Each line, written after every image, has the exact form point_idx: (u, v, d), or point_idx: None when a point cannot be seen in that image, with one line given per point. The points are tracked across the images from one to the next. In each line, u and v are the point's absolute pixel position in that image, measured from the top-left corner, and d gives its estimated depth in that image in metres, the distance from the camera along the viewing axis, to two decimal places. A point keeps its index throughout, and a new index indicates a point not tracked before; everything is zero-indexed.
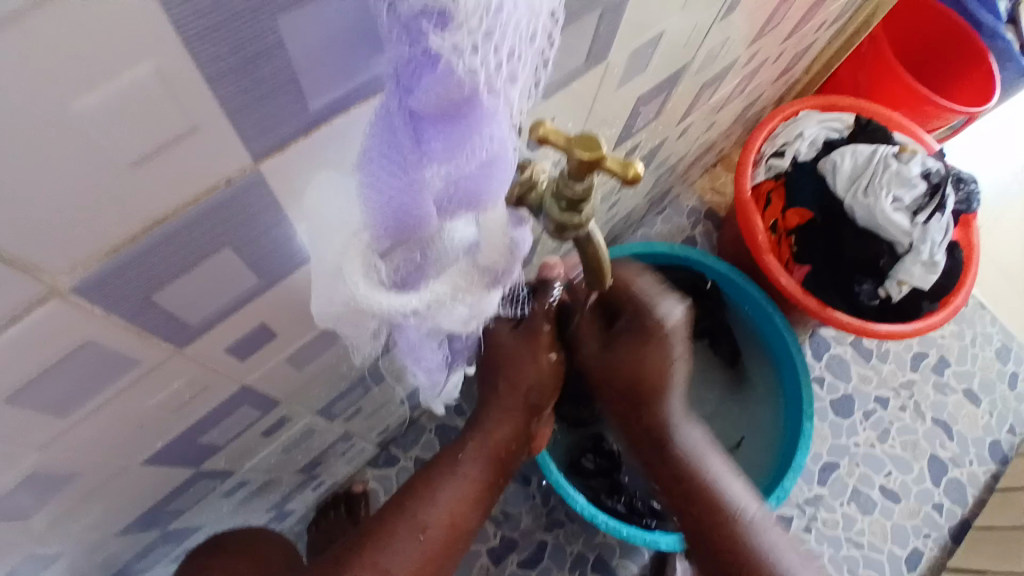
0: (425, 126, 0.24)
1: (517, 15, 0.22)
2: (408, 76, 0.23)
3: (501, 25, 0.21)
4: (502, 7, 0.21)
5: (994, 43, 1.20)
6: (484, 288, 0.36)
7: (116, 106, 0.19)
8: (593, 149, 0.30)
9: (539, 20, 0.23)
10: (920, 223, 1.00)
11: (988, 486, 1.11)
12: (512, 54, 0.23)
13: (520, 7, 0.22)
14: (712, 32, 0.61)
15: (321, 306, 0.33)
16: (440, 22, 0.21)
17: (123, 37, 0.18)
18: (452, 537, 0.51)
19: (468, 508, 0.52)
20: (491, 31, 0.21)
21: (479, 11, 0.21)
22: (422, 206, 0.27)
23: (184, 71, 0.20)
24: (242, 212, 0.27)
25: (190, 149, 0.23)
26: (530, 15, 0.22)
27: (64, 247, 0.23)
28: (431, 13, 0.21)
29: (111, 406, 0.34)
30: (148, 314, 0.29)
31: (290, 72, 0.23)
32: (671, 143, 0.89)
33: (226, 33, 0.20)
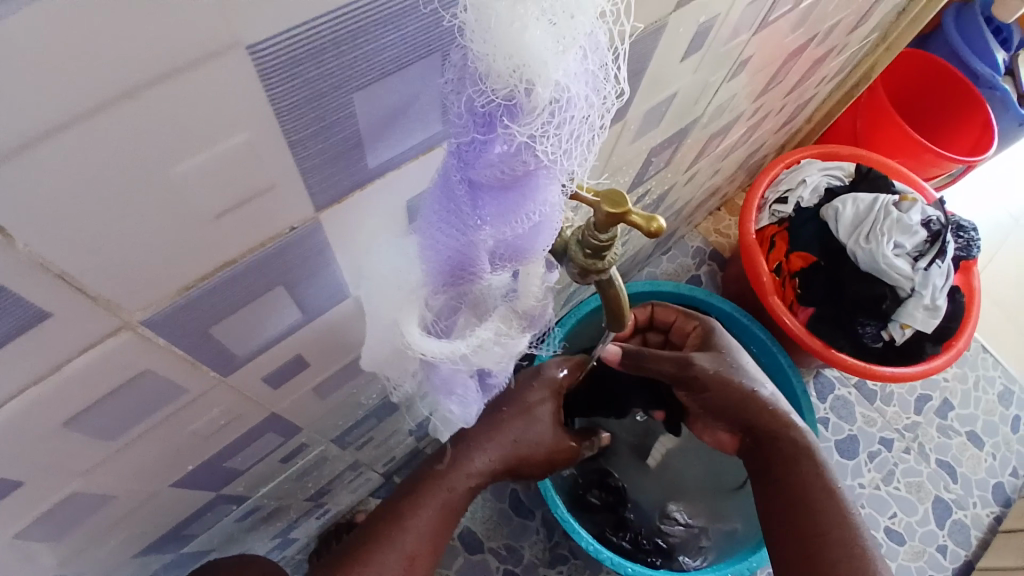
0: (484, 195, 0.27)
1: (579, 110, 0.24)
2: (472, 152, 0.26)
3: (568, 118, 0.24)
4: (569, 103, 0.24)
5: (992, 93, 1.27)
6: (519, 332, 0.38)
7: (208, 168, 0.22)
8: (618, 204, 0.33)
9: (597, 114, 0.26)
10: (921, 268, 1.04)
11: (992, 528, 1.11)
12: (574, 142, 0.26)
13: (582, 102, 0.24)
14: (721, 88, 0.64)
15: (372, 356, 0.36)
16: (510, 113, 0.24)
17: (224, 112, 0.21)
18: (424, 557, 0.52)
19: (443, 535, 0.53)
20: (558, 123, 0.24)
21: (548, 107, 0.23)
22: (475, 258, 0.30)
23: (268, 140, 0.23)
24: (297, 255, 0.30)
25: (266, 202, 0.25)
26: (590, 108, 0.25)
27: (144, 286, 0.25)
28: (505, 106, 0.24)
29: (153, 432, 0.36)
30: (204, 346, 0.31)
31: (356, 138, 0.26)
32: (679, 188, 0.92)
33: (308, 110, 0.23)
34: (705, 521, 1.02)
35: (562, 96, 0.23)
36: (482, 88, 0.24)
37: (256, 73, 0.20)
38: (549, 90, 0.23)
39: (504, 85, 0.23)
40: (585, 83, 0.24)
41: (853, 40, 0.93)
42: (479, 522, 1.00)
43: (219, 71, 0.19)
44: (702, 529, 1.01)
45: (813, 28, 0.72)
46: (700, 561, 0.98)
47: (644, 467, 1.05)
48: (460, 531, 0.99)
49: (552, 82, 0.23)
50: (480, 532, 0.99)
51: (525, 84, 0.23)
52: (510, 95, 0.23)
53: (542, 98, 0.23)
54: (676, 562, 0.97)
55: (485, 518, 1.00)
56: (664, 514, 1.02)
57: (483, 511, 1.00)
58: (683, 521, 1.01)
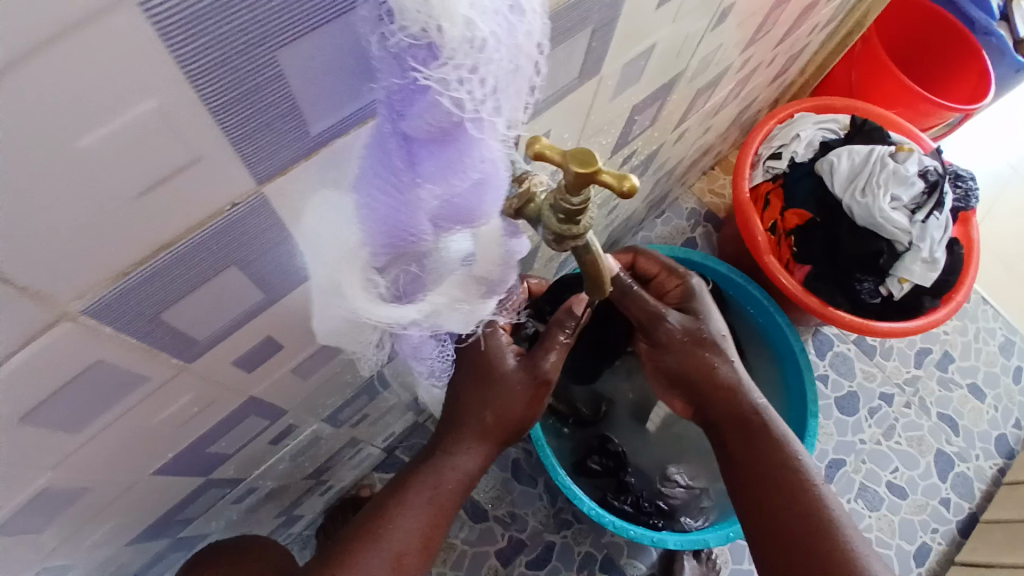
0: (417, 148, 0.26)
1: (499, 50, 0.23)
2: (399, 102, 0.24)
3: (486, 58, 0.23)
4: (486, 42, 0.23)
5: (988, 39, 1.22)
6: (480, 298, 0.38)
7: (123, 141, 0.20)
8: (587, 163, 0.31)
9: (521, 55, 0.24)
10: (918, 221, 1.02)
11: (996, 480, 1.11)
12: (496, 86, 0.24)
13: (500, 44, 0.23)
14: (704, 40, 0.62)
15: (325, 321, 0.36)
16: (427, 55, 0.22)
17: (126, 79, 0.19)
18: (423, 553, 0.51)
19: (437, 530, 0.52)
20: (475, 64, 0.23)
21: (463, 46, 0.22)
22: (416, 224, 0.28)
23: (185, 107, 0.21)
24: (245, 235, 0.28)
25: (198, 175, 0.24)
26: (509, 47, 0.24)
27: (75, 274, 0.23)
28: (418, 48, 0.22)
29: (120, 423, 0.35)
30: (156, 333, 0.30)
31: (289, 103, 0.24)
32: (667, 148, 0.90)
33: (223, 71, 0.21)
34: (706, 482, 1.01)
35: (476, 36, 0.22)
36: (395, 30, 0.22)
37: (153, 31, 0.18)
38: (460, 28, 0.22)
39: (413, 23, 0.21)
40: (501, 21, 0.23)
41: None
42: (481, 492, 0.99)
43: (114, 29, 0.17)
44: (703, 490, 1.00)
45: None
46: (701, 521, 0.98)
47: (642, 431, 1.04)
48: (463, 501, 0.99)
49: (461, 18, 0.21)
50: (483, 502, 0.99)
51: (435, 23, 0.21)
52: (423, 36, 0.22)
53: (454, 36, 0.22)
54: (678, 523, 0.97)
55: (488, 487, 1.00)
56: (665, 477, 1.01)
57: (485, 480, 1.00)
58: (684, 483, 1.00)
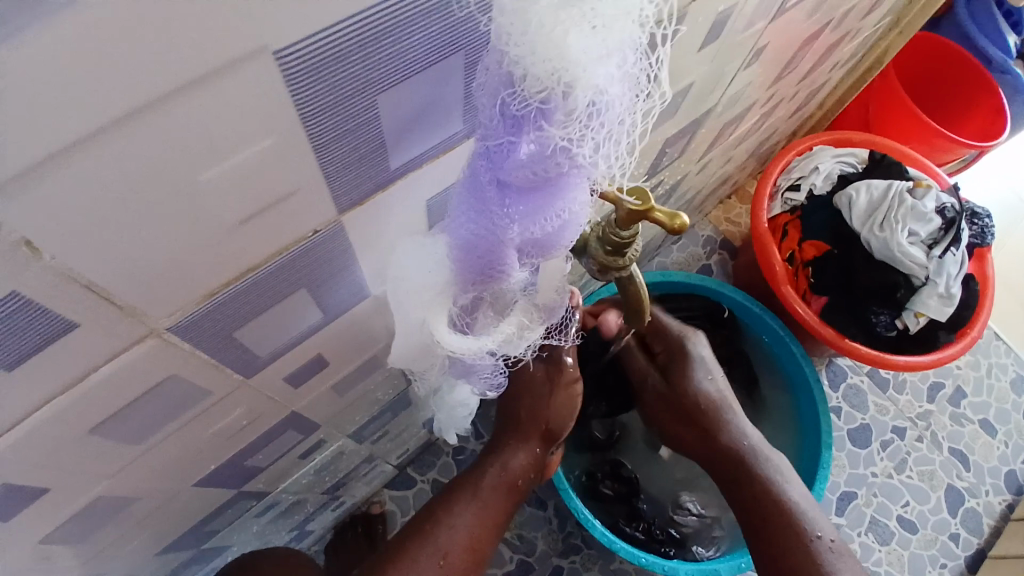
0: (510, 193, 0.27)
1: (616, 114, 0.24)
2: (502, 151, 0.25)
3: (602, 123, 0.23)
4: (605, 109, 0.23)
5: (1004, 77, 1.24)
6: (539, 324, 0.38)
7: (230, 175, 0.22)
8: (642, 201, 0.32)
9: (633, 118, 0.25)
10: (935, 256, 1.02)
11: (1004, 515, 1.10)
12: (608, 145, 0.25)
13: (618, 108, 0.24)
14: (736, 77, 0.64)
15: (404, 345, 0.36)
16: (543, 117, 0.23)
17: (244, 120, 0.20)
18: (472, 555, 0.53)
19: (487, 533, 0.54)
20: (590, 128, 0.23)
21: (583, 114, 0.23)
22: (502, 254, 0.30)
23: (292, 146, 0.23)
24: (319, 259, 0.30)
25: (289, 206, 0.25)
26: (627, 113, 0.24)
27: (168, 293, 0.25)
28: (537, 109, 0.23)
29: (175, 436, 0.36)
30: (226, 350, 0.31)
31: (380, 139, 0.26)
32: (690, 178, 0.92)
33: (329, 114, 0.23)
34: (718, 510, 1.01)
35: (599, 105, 0.23)
36: (516, 92, 0.23)
37: (282, 76, 0.20)
38: (586, 99, 0.22)
39: (539, 89, 0.22)
40: (624, 86, 0.23)
41: (868, 24, 0.92)
42: None
43: (241, 77, 0.19)
44: (715, 519, 1.00)
45: (828, 13, 0.71)
46: (712, 551, 0.97)
47: (656, 457, 1.05)
48: None
49: (589, 89, 0.22)
50: None
51: (559, 90, 0.22)
52: (543, 100, 0.22)
53: (577, 104, 0.22)
54: (689, 552, 0.97)
55: None
56: (677, 505, 1.01)
57: None
58: (696, 511, 1.00)
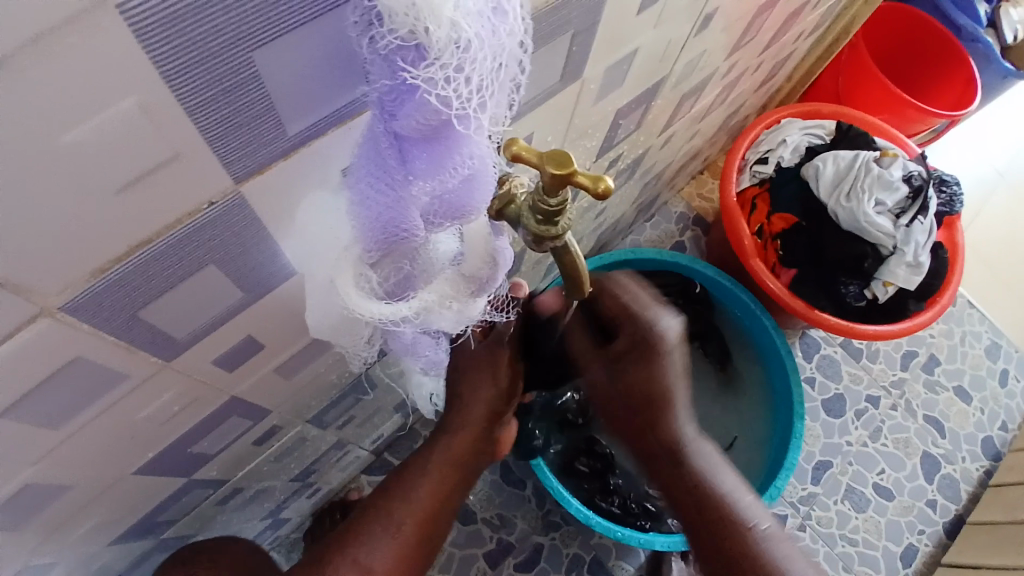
0: (409, 147, 0.26)
1: (483, 50, 0.24)
2: (392, 103, 0.25)
3: (470, 59, 0.23)
4: (470, 44, 0.23)
5: (974, 46, 1.24)
6: (471, 296, 0.38)
7: (99, 139, 0.21)
8: (563, 165, 0.32)
9: (503, 56, 0.25)
10: (903, 225, 1.03)
11: (982, 482, 1.12)
12: (483, 87, 0.25)
13: (484, 44, 0.24)
14: (688, 45, 0.63)
15: (318, 317, 0.36)
16: (416, 55, 0.23)
17: (104, 80, 0.19)
18: (424, 535, 0.51)
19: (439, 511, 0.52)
20: (460, 65, 0.23)
21: (450, 47, 0.23)
22: (410, 220, 0.29)
23: (163, 105, 0.21)
24: (224, 232, 0.29)
25: (174, 173, 0.24)
26: (494, 48, 0.24)
27: (55, 269, 0.24)
28: (408, 48, 0.23)
29: (101, 420, 0.35)
30: (137, 329, 0.30)
31: (267, 101, 0.25)
32: (654, 152, 0.91)
33: (198, 70, 0.21)
34: None
35: (462, 37, 0.23)
36: (384, 31, 0.22)
37: (132, 33, 0.19)
38: (446, 30, 0.22)
39: (402, 25, 0.22)
40: (484, 22, 0.23)
41: None
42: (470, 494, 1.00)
43: (89, 31, 0.18)
44: None
45: None
46: None
47: None
48: None
49: (447, 21, 0.22)
50: (473, 504, 1.00)
51: (422, 25, 0.22)
52: (411, 37, 0.22)
53: (440, 38, 0.22)
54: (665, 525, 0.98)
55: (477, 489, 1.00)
56: None
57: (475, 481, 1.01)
58: None
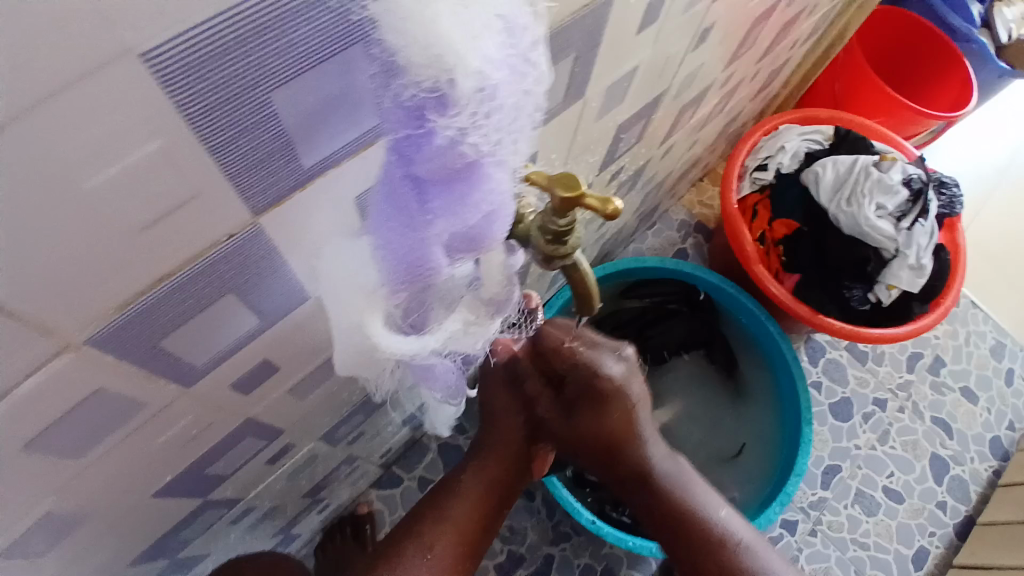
0: (430, 189, 0.27)
1: (505, 93, 0.25)
2: (412, 148, 0.25)
3: (493, 103, 0.24)
4: (494, 89, 0.24)
5: (968, 46, 1.24)
6: (488, 318, 0.39)
7: (123, 181, 0.22)
8: (572, 188, 0.32)
9: (523, 96, 0.26)
10: (904, 228, 1.02)
11: (991, 482, 1.12)
12: (506, 126, 0.26)
13: (506, 88, 0.25)
14: (686, 58, 0.63)
15: (345, 356, 0.34)
16: (439, 106, 0.24)
17: (125, 125, 0.20)
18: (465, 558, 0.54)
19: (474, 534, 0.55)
20: (484, 109, 0.24)
21: (474, 96, 0.24)
22: (435, 263, 0.29)
23: (182, 148, 0.22)
24: (242, 262, 0.29)
25: (193, 211, 0.25)
26: (516, 90, 0.25)
27: (79, 305, 0.24)
28: (431, 99, 0.23)
29: (121, 447, 0.36)
30: (157, 359, 0.31)
31: (283, 139, 0.25)
32: (655, 162, 0.92)
33: (220, 113, 0.22)
34: None
35: (488, 84, 0.24)
36: (405, 84, 0.23)
37: (154, 79, 0.20)
38: (473, 79, 0.23)
39: (427, 78, 0.22)
40: (507, 67, 0.24)
41: None
42: None
43: (113, 81, 0.19)
44: None
45: None
46: None
47: None
48: None
49: (474, 71, 0.23)
50: None
51: (447, 75, 0.22)
52: (435, 88, 0.23)
53: (466, 87, 0.23)
54: None
55: None
56: None
57: None
58: None
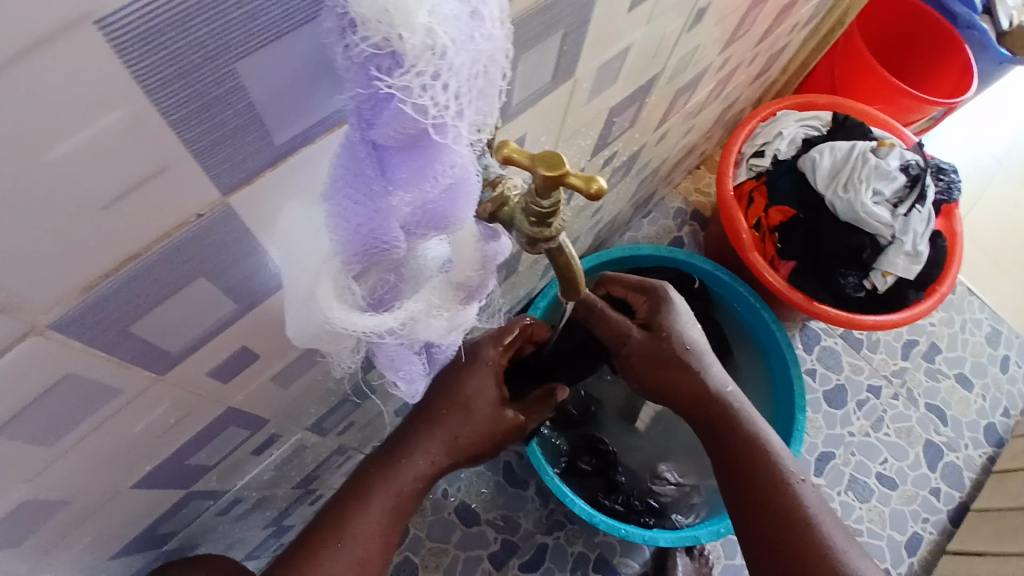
0: (387, 156, 0.26)
1: (461, 57, 0.23)
2: (368, 111, 0.24)
3: (447, 66, 0.23)
4: (447, 51, 0.22)
5: (970, 33, 1.23)
6: (459, 304, 0.39)
7: (82, 155, 0.20)
8: (556, 166, 0.31)
9: (481, 60, 0.24)
10: (900, 215, 1.02)
11: (984, 469, 1.12)
12: (462, 96, 0.24)
13: (462, 51, 0.23)
14: (681, 40, 0.62)
15: (299, 329, 0.34)
16: (391, 63, 0.22)
17: (76, 95, 0.19)
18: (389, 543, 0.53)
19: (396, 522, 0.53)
20: (437, 73, 0.23)
21: (425, 54, 0.22)
22: (391, 233, 0.29)
23: (144, 119, 0.21)
24: (213, 244, 0.28)
25: (160, 187, 0.24)
26: (473, 52, 0.23)
27: (39, 286, 0.23)
28: (382, 56, 0.22)
29: (94, 436, 0.35)
30: (129, 344, 0.30)
31: (252, 111, 0.24)
32: (650, 147, 0.91)
33: (179, 84, 0.21)
34: (696, 479, 1.01)
35: (437, 43, 0.22)
36: (357, 38, 0.22)
37: (109, 46, 0.18)
38: (420, 36, 0.22)
39: (376, 32, 0.21)
40: (460, 28, 0.23)
41: None
42: (474, 496, 1.00)
43: (69, 46, 0.18)
44: (693, 487, 1.00)
45: None
46: (691, 518, 0.99)
47: (633, 430, 1.05)
48: (455, 505, 0.99)
49: (421, 27, 0.21)
50: (475, 506, 1.00)
51: (395, 31, 0.21)
52: (386, 44, 0.22)
53: (414, 44, 0.22)
54: (669, 520, 0.98)
55: (480, 492, 1.00)
56: (656, 474, 1.02)
57: (478, 484, 1.01)
58: (674, 480, 1.00)
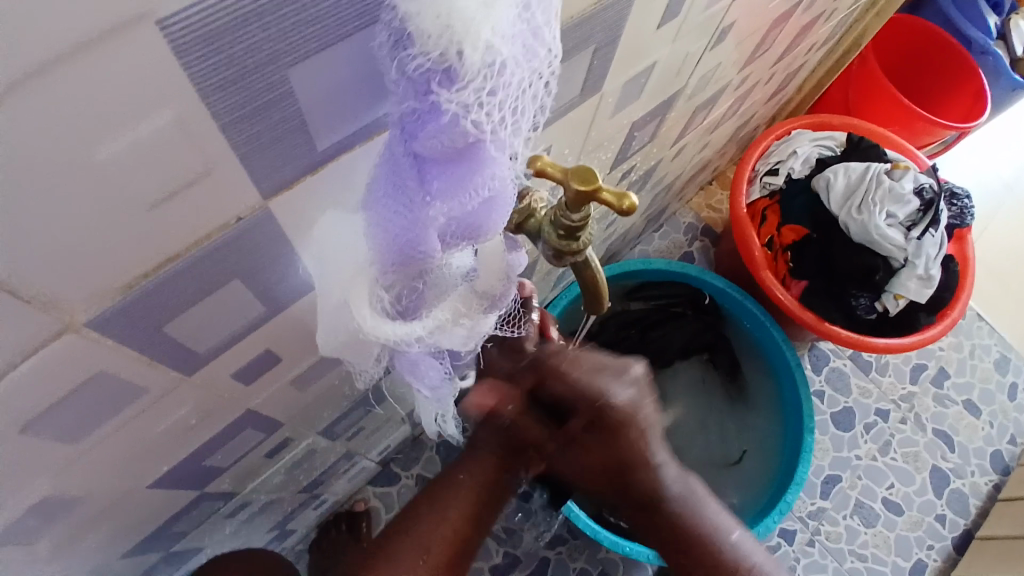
0: (428, 167, 0.26)
1: (516, 75, 0.24)
2: (413, 124, 0.24)
3: (503, 82, 0.23)
4: (504, 68, 0.23)
5: (984, 59, 1.23)
6: (482, 312, 0.38)
7: (133, 154, 0.21)
8: (588, 181, 0.31)
9: (534, 78, 0.25)
10: (914, 238, 1.02)
11: (991, 496, 1.11)
12: (512, 110, 0.25)
13: (517, 68, 0.24)
14: (703, 59, 0.62)
15: (329, 335, 0.34)
16: (444, 79, 0.23)
17: (134, 93, 0.19)
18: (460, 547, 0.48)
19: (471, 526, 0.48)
20: (493, 89, 0.23)
21: (482, 71, 0.22)
22: (427, 241, 0.29)
23: (196, 120, 0.21)
24: (246, 247, 0.28)
25: (203, 190, 0.24)
26: (526, 71, 0.24)
27: (79, 284, 0.24)
28: (437, 71, 0.22)
29: (117, 435, 0.35)
30: (160, 343, 0.30)
31: (299, 117, 0.24)
32: (666, 163, 0.91)
33: (233, 90, 0.21)
34: None
35: (495, 60, 0.23)
36: (414, 54, 0.22)
37: (171, 48, 0.19)
38: (481, 53, 0.22)
39: (434, 48, 0.21)
40: (519, 45, 0.23)
41: (842, 4, 0.91)
42: None
43: (129, 46, 0.18)
44: None
45: None
46: None
47: None
48: None
49: (483, 43, 0.22)
50: None
51: (456, 47, 0.21)
52: (442, 59, 0.22)
53: (474, 61, 0.22)
54: None
55: None
56: None
57: None
58: None
